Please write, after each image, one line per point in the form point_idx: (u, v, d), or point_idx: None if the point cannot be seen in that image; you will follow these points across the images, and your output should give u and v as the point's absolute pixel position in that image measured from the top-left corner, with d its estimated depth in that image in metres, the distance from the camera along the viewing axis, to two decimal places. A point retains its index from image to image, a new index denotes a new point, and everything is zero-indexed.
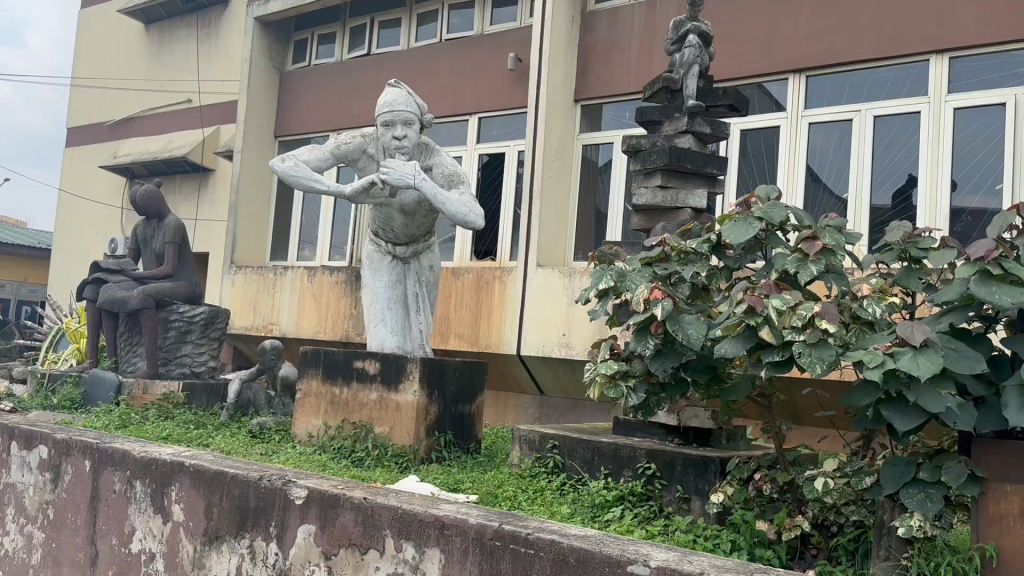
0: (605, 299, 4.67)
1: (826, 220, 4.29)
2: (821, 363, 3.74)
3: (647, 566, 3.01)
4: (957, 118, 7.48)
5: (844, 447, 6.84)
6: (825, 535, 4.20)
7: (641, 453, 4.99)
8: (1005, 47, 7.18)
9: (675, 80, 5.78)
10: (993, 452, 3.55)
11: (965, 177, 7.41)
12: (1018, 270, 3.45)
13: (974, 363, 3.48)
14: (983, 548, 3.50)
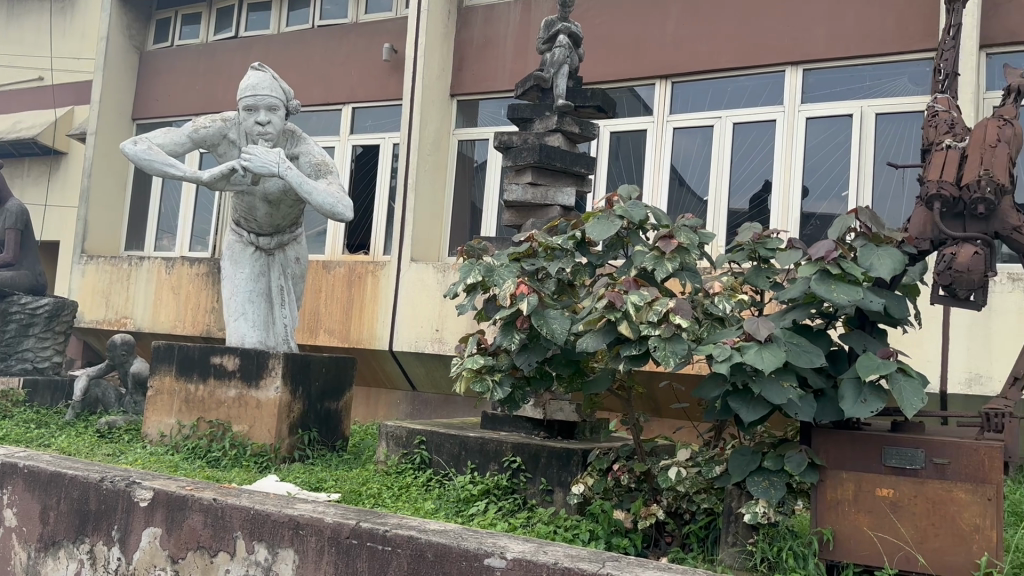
0: (473, 293, 4.65)
1: (683, 219, 4.42)
2: (674, 357, 3.86)
3: (503, 558, 3.03)
4: (809, 128, 7.91)
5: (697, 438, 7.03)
6: (678, 522, 4.38)
7: (507, 447, 4.98)
8: (853, 63, 7.66)
9: (545, 78, 5.81)
10: (830, 441, 3.78)
11: (815, 183, 7.84)
12: (854, 270, 3.68)
13: (813, 356, 3.72)
14: (820, 532, 3.71)
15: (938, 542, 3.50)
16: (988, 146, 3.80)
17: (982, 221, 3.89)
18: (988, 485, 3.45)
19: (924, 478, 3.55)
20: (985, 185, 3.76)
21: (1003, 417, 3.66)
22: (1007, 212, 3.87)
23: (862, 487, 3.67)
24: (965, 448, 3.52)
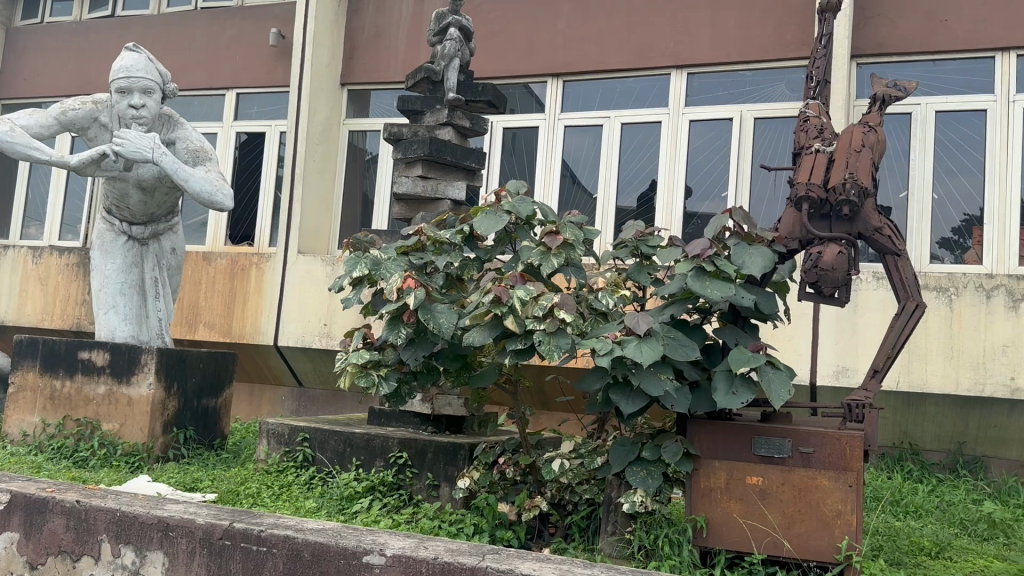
0: (360, 286, 4.57)
1: (569, 216, 4.48)
2: (558, 351, 3.93)
3: (382, 555, 3.00)
4: (692, 130, 8.06)
5: (582, 430, 7.15)
6: (561, 513, 4.43)
7: (394, 443, 4.93)
8: (735, 67, 7.86)
9: (436, 71, 5.77)
10: (705, 431, 3.91)
11: (697, 184, 8.00)
12: (727, 267, 3.85)
13: (688, 350, 3.85)
14: (695, 519, 3.84)
15: (802, 528, 3.69)
16: (853, 151, 4.04)
17: (847, 221, 4.10)
18: (849, 473, 3.65)
19: (791, 467, 3.73)
20: (849, 187, 3.97)
21: (863, 407, 3.87)
22: (871, 213, 4.08)
23: (733, 475, 3.83)
24: (829, 438, 3.69)
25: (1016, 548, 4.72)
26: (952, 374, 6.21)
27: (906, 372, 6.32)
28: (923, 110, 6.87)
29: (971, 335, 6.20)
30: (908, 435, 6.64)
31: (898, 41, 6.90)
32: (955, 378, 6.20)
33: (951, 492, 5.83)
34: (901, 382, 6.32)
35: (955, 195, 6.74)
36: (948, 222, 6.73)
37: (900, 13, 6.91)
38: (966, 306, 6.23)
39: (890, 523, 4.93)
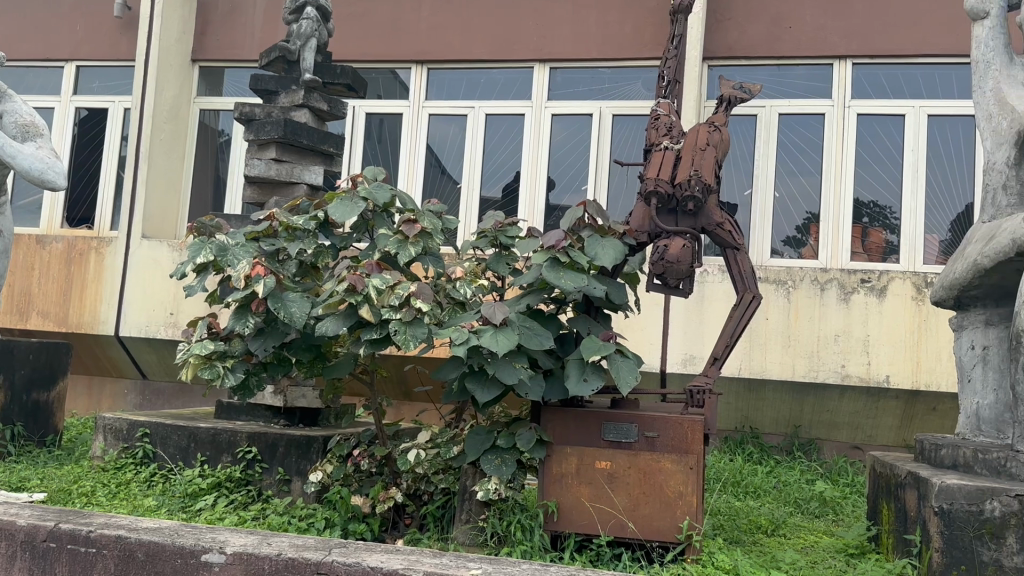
0: (204, 273, 4.37)
1: (427, 204, 4.44)
2: (414, 340, 3.88)
3: (222, 553, 2.90)
4: (555, 124, 8.02)
5: (440, 420, 7.18)
6: (417, 503, 4.43)
7: (242, 437, 4.76)
8: (595, 64, 7.92)
9: (291, 50, 5.62)
10: (556, 419, 4.00)
11: (560, 176, 7.97)
12: (581, 258, 3.95)
13: (543, 339, 3.92)
14: (546, 504, 3.93)
15: (647, 509, 3.84)
16: (698, 149, 4.23)
17: (692, 216, 4.29)
18: (690, 455, 3.84)
19: (638, 451, 3.88)
20: (694, 184, 4.14)
21: (704, 393, 4.06)
22: (713, 209, 4.29)
23: (584, 459, 3.93)
24: (671, 422, 3.86)
25: (841, 524, 5.09)
26: (789, 361, 6.62)
27: (748, 360, 6.69)
28: (767, 112, 7.26)
29: (806, 326, 6.64)
30: (749, 419, 7.03)
31: (746, 46, 7.25)
32: (792, 366, 6.61)
33: (786, 473, 6.22)
34: (744, 369, 6.69)
35: (795, 193, 7.18)
36: (790, 219, 7.16)
37: (748, 19, 7.27)
38: (802, 298, 6.66)
39: (731, 504, 5.20)
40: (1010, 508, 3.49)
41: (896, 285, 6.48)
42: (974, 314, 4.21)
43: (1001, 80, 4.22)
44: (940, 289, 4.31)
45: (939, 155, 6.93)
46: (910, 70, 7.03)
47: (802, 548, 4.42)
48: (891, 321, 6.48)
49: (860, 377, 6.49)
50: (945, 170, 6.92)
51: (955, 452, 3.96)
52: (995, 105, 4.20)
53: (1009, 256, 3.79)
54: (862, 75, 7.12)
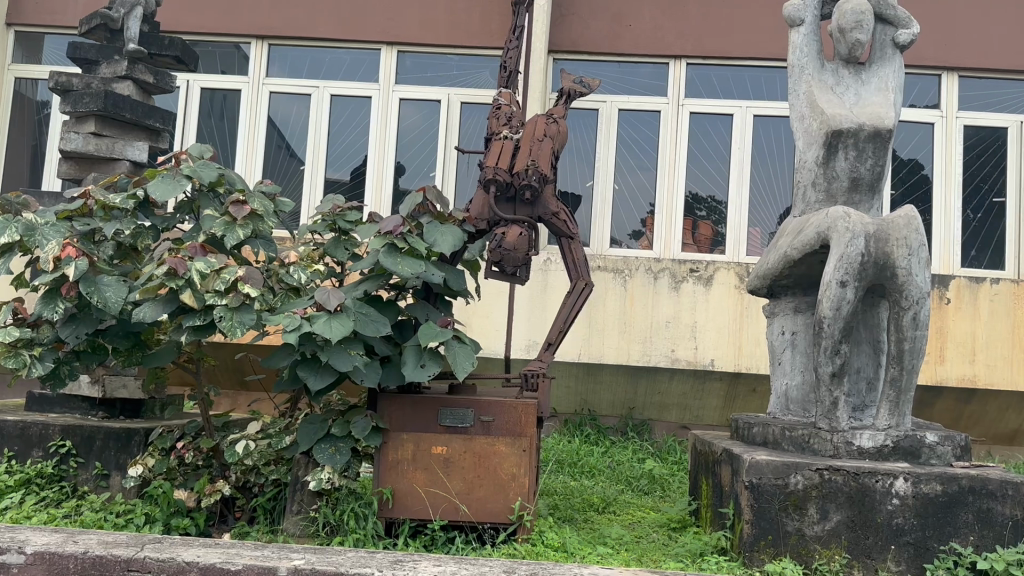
0: (10, 254, 4.08)
1: (259, 185, 4.32)
2: (241, 327, 3.76)
3: (21, 553, 2.78)
4: (402, 108, 7.89)
5: (274, 409, 6.97)
6: (247, 496, 4.29)
7: (55, 431, 4.45)
8: (441, 50, 7.84)
9: (114, 18, 5.27)
10: (394, 407, 3.94)
11: (409, 161, 7.84)
12: (419, 245, 3.91)
13: (380, 326, 3.85)
14: (381, 492, 3.87)
15: (481, 493, 3.87)
16: (536, 140, 4.28)
17: (530, 206, 4.34)
18: (523, 438, 3.89)
19: (473, 435, 3.89)
20: (531, 174, 4.17)
21: (538, 376, 4.13)
22: (550, 199, 4.36)
23: (420, 446, 3.90)
24: (506, 406, 3.90)
25: (667, 499, 5.36)
26: (624, 347, 6.90)
27: (586, 346, 6.91)
28: (608, 107, 7.48)
29: (641, 313, 6.94)
30: (588, 402, 7.28)
31: (589, 41, 7.44)
32: (627, 351, 6.89)
33: (620, 453, 6.47)
34: (582, 355, 6.90)
35: (633, 186, 7.47)
36: (630, 214, 7.46)
37: (591, 15, 7.45)
38: (637, 286, 6.95)
39: (566, 484, 5.37)
40: (812, 481, 3.75)
41: (721, 275, 6.90)
42: (784, 302, 4.53)
43: (813, 84, 4.49)
44: (756, 279, 4.59)
45: (763, 153, 7.38)
46: (739, 72, 7.44)
47: (628, 524, 4.61)
48: (716, 308, 6.88)
49: (689, 361, 6.85)
50: (767, 167, 7.37)
51: (766, 430, 4.22)
52: (808, 106, 4.48)
53: (814, 248, 4.09)
54: (695, 75, 7.47)
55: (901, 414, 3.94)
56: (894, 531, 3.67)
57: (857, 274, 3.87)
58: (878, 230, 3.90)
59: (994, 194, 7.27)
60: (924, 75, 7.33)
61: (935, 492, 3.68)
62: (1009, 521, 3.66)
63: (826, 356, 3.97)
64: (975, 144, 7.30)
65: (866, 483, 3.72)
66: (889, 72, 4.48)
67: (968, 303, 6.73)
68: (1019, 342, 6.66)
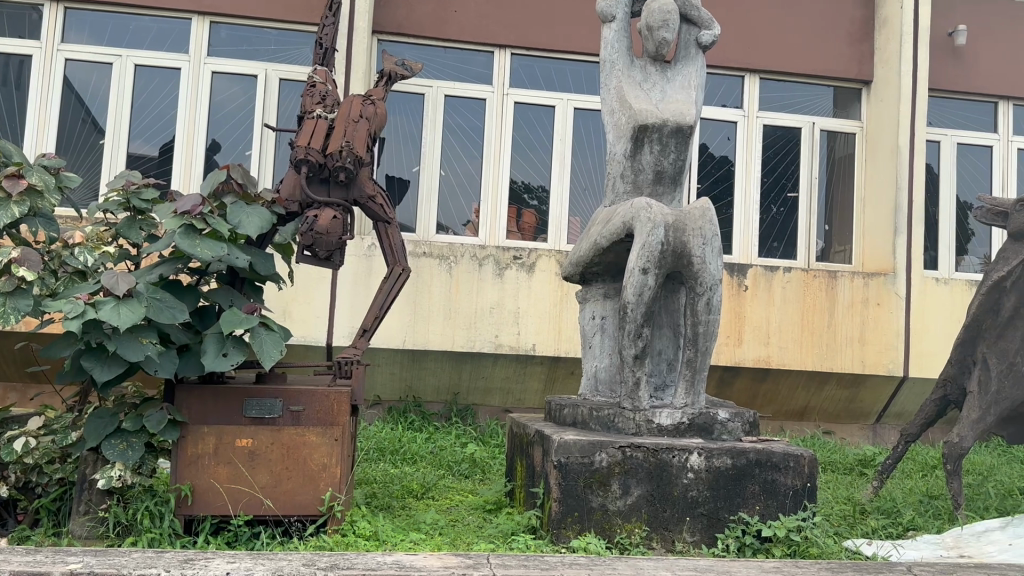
0: None
1: (40, 158, 3.96)
2: (15, 315, 3.45)
3: None
4: (214, 82, 7.48)
5: (63, 402, 6.45)
6: (29, 497, 3.96)
7: None
8: (259, 24, 7.49)
9: None
10: (194, 398, 3.73)
11: (222, 138, 7.46)
12: (221, 226, 3.69)
13: (176, 312, 3.62)
14: (179, 488, 3.66)
15: (288, 485, 3.74)
16: (350, 120, 4.11)
17: (345, 187, 4.15)
18: (334, 427, 3.79)
19: (281, 426, 3.76)
20: (345, 155, 4.01)
21: (352, 363, 4.02)
22: (365, 181, 4.22)
23: (221, 439, 3.72)
24: (318, 395, 3.79)
25: (485, 482, 5.42)
26: (448, 333, 6.92)
27: (411, 332, 6.88)
28: (434, 92, 7.45)
29: (465, 299, 6.98)
30: (411, 389, 7.24)
31: (414, 24, 7.35)
32: (452, 337, 6.93)
33: (443, 438, 6.51)
34: (406, 342, 6.86)
35: (458, 172, 7.49)
36: (455, 200, 7.48)
37: None
38: (462, 273, 6.99)
39: (386, 472, 5.30)
40: (615, 458, 3.81)
41: (542, 263, 7.08)
42: (595, 288, 4.70)
43: (623, 80, 4.63)
44: (569, 265, 4.73)
45: (583, 144, 7.63)
46: (561, 65, 7.64)
47: (444, 509, 4.58)
48: (537, 294, 7.06)
49: (511, 346, 6.99)
50: (586, 158, 7.63)
51: (575, 411, 4.36)
52: (617, 101, 4.62)
53: (620, 238, 4.27)
54: (519, 65, 7.59)
55: (696, 393, 4.17)
56: (688, 503, 3.80)
57: (657, 263, 4.07)
58: (676, 220, 4.11)
59: (789, 190, 7.91)
60: (730, 76, 7.80)
61: (725, 466, 3.85)
62: (790, 491, 3.89)
63: (629, 339, 4.13)
64: (772, 143, 7.89)
65: (665, 458, 3.82)
66: (692, 71, 4.67)
67: (762, 289, 7.27)
68: (809, 326, 7.28)
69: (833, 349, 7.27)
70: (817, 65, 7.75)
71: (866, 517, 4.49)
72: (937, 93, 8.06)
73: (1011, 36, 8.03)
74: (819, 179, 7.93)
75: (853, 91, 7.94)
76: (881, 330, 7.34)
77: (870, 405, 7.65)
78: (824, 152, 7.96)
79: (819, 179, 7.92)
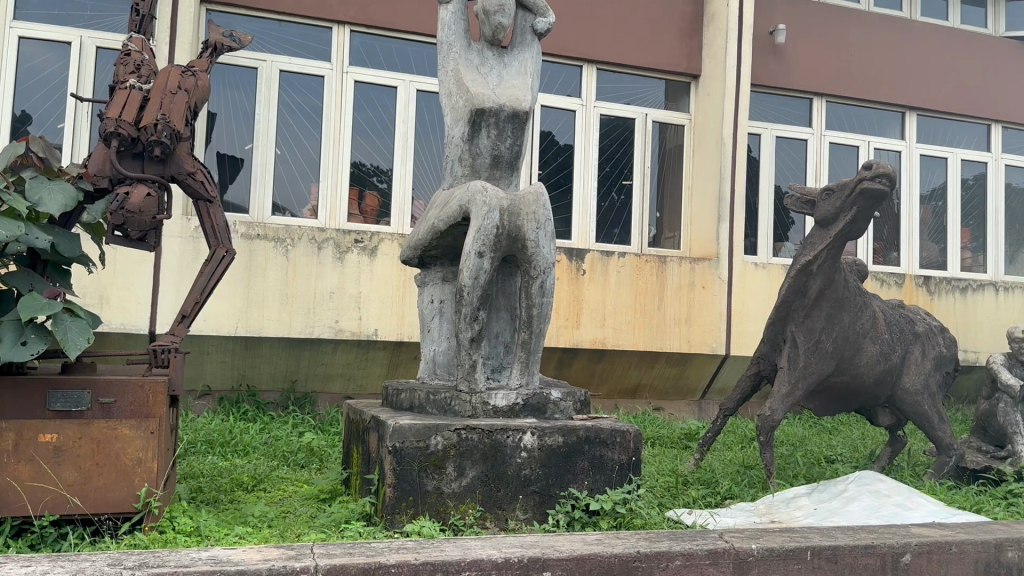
0: None
1: None
2: None
3: None
4: (21, 48, 6.84)
5: None
6: None
7: None
8: None
9: None
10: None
11: (30, 110, 6.85)
12: (17, 203, 3.40)
13: None
14: None
15: (100, 482, 3.51)
16: (168, 92, 3.88)
17: (160, 163, 3.90)
18: (150, 419, 3.58)
19: (90, 420, 3.51)
20: (161, 128, 3.78)
21: (169, 352, 3.80)
22: (183, 157, 3.98)
23: (23, 435, 3.44)
24: (130, 386, 3.57)
25: (321, 471, 5.29)
26: (284, 318, 6.71)
27: (243, 319, 6.61)
28: (267, 67, 7.14)
29: (302, 284, 6.78)
30: (245, 377, 6.98)
31: None
32: (287, 323, 6.72)
33: (278, 428, 6.31)
34: (239, 328, 6.59)
35: (294, 151, 7.26)
36: (291, 181, 7.24)
37: None
38: (299, 256, 6.79)
39: (215, 465, 5.07)
40: (449, 441, 3.79)
41: (384, 246, 7.01)
42: (434, 271, 4.66)
43: (460, 63, 4.47)
44: (407, 249, 4.68)
45: (424, 127, 7.59)
46: (403, 45, 7.54)
47: (275, 501, 4.43)
48: (379, 279, 6.98)
49: (352, 332, 6.88)
50: (427, 141, 7.60)
51: (411, 395, 4.29)
52: (454, 84, 4.47)
53: (457, 221, 4.25)
54: (359, 43, 7.42)
55: (530, 373, 4.25)
56: (522, 481, 3.86)
57: (493, 246, 4.09)
58: (510, 204, 4.14)
59: (625, 177, 8.20)
60: (569, 64, 7.97)
61: (557, 444, 3.93)
62: (618, 465, 4.04)
63: (465, 322, 4.12)
64: (608, 132, 8.14)
65: (499, 439, 3.84)
66: (528, 58, 4.63)
67: (599, 273, 7.51)
68: (641, 307, 7.59)
69: (663, 330, 7.63)
70: (651, 57, 8.05)
71: (687, 488, 4.75)
72: (759, 89, 8.58)
73: (823, 38, 8.66)
74: (652, 167, 8.27)
75: (684, 84, 8.32)
76: (706, 311, 7.77)
77: (696, 382, 8.09)
78: (656, 143, 8.30)
79: (651, 167, 8.26)
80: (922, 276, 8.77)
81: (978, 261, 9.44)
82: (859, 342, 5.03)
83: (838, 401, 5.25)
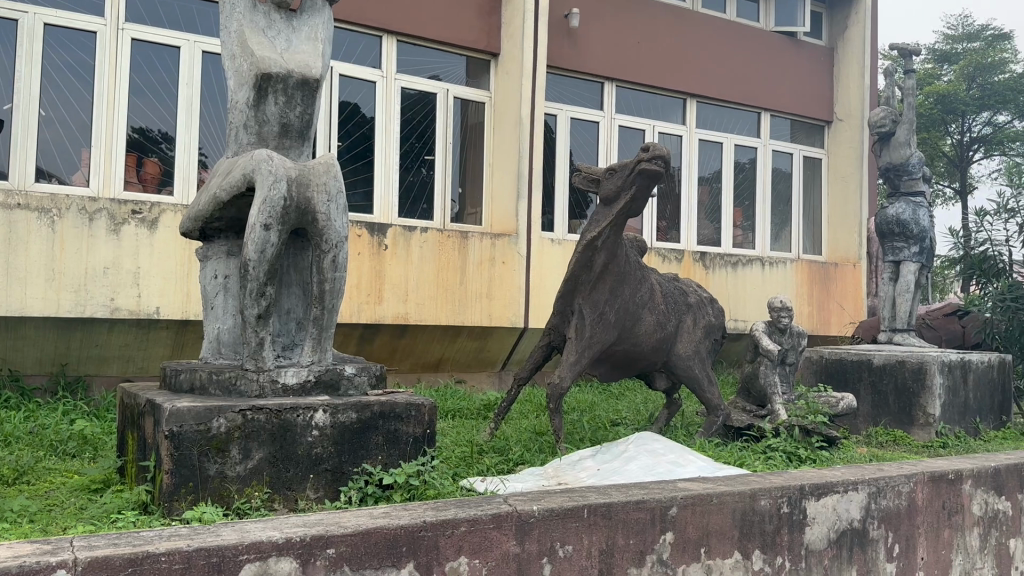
0: None
1: None
2: None
3: None
4: None
5: None
6: None
7: None
8: None
9: None
10: None
11: None
12: None
13: None
14: None
15: None
16: None
17: None
18: None
19: None
20: None
21: None
22: None
23: None
24: None
25: (93, 459, 4.92)
26: (52, 296, 6.17)
27: (3, 297, 6.00)
28: (30, 19, 6.44)
29: (72, 259, 6.25)
30: (7, 361, 6.35)
31: None
32: (56, 301, 6.18)
33: (44, 415, 5.80)
34: None
35: (64, 114, 6.65)
36: (60, 146, 6.64)
37: None
38: (67, 229, 6.25)
39: None
40: (234, 422, 3.63)
41: (166, 219, 6.61)
42: (217, 245, 4.44)
43: (244, 24, 4.22)
44: (188, 221, 4.41)
45: (210, 92, 7.23)
46: (187, 4, 7.10)
47: (38, 494, 4.09)
48: (161, 254, 6.58)
49: (129, 310, 6.45)
50: (214, 106, 7.26)
51: (192, 376, 4.08)
52: (238, 46, 4.22)
53: (242, 191, 4.06)
54: None
55: (322, 350, 4.17)
56: (313, 461, 3.78)
57: (281, 218, 3.94)
58: (299, 174, 4.00)
59: (427, 153, 8.20)
60: (368, 35, 7.83)
61: (350, 420, 3.89)
62: (411, 439, 4.07)
63: (251, 298, 3.96)
64: (410, 106, 8.09)
65: (288, 419, 3.74)
66: (318, 23, 4.46)
67: (400, 248, 7.49)
68: (442, 282, 7.67)
69: (463, 304, 7.75)
70: (452, 32, 8.08)
71: (480, 456, 4.88)
72: (556, 70, 8.85)
73: (615, 23, 9.08)
74: (453, 143, 8.32)
75: (483, 61, 8.42)
76: (505, 286, 7.97)
77: (496, 354, 8.31)
78: (457, 119, 8.36)
79: (453, 143, 8.32)
80: (700, 252, 9.48)
81: (748, 239, 10.36)
82: (638, 313, 5.36)
83: (621, 368, 5.58)
